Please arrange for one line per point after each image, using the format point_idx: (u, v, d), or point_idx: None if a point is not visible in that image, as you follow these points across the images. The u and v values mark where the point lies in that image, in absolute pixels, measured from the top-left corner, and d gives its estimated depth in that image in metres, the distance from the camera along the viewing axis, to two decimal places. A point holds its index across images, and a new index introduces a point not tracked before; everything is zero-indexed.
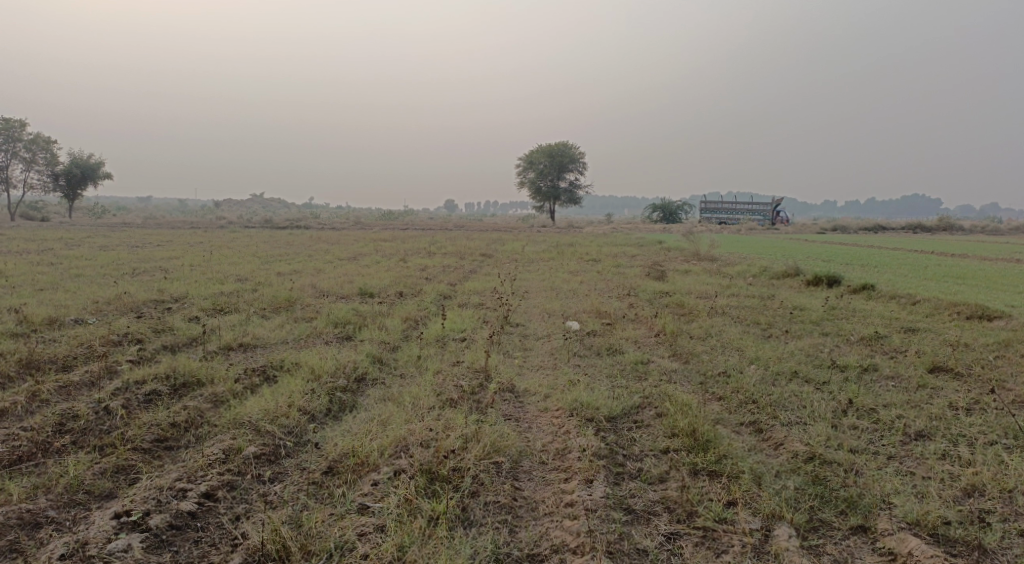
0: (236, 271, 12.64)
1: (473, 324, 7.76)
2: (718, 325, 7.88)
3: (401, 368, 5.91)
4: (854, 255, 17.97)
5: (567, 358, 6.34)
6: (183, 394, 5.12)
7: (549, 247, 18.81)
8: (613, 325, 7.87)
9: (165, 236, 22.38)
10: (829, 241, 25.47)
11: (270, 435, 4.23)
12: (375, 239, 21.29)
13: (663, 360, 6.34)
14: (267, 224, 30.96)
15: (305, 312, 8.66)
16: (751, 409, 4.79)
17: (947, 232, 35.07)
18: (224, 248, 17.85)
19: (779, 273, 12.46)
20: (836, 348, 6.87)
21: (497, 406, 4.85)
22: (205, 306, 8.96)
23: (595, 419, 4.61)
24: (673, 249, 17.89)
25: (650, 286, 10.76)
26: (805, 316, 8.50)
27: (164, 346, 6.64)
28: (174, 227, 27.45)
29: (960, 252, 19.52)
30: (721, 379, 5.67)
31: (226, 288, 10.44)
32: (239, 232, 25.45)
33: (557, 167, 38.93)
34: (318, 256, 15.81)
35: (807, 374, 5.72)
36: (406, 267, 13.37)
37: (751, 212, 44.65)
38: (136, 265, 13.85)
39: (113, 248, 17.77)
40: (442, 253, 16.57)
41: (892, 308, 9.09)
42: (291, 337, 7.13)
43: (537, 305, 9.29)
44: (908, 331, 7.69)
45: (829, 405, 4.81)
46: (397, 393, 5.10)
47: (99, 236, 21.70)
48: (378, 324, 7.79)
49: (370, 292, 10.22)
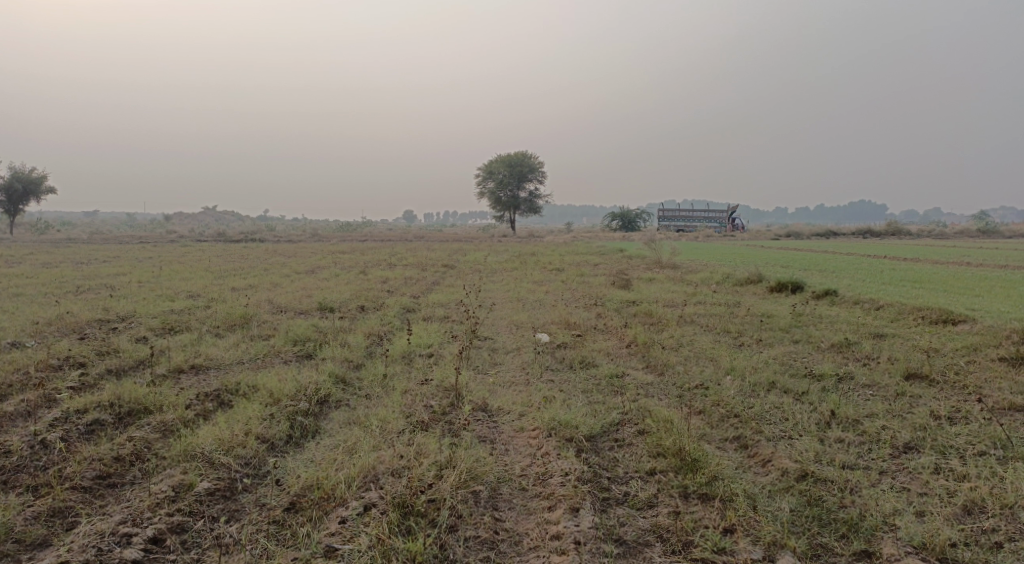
0: (187, 287, 12.06)
1: (439, 339, 7.47)
2: (689, 335, 7.77)
3: (367, 389, 5.59)
4: (811, 261, 18.24)
5: (540, 373, 6.11)
6: (128, 423, 4.71)
7: (512, 257, 18.63)
8: (583, 337, 7.68)
9: (112, 251, 21.46)
10: (785, 246, 25.96)
11: (226, 469, 3.88)
12: (334, 251, 20.76)
13: (638, 373, 6.16)
14: (221, 238, 30.01)
15: (262, 329, 8.24)
16: (734, 424, 4.64)
17: (895, 236, 36.12)
18: (176, 263, 17.15)
19: (742, 279, 12.49)
20: (810, 356, 6.81)
21: (470, 427, 4.59)
22: (154, 325, 8.45)
23: (575, 439, 4.39)
24: (636, 258, 17.88)
25: (617, 295, 10.64)
26: (774, 323, 8.46)
27: (109, 370, 6.17)
28: (122, 242, 26.28)
29: (910, 256, 20.05)
30: (699, 392, 5.52)
31: (177, 305, 9.91)
32: (191, 246, 24.61)
33: (518, 177, 38.86)
34: (275, 269, 15.30)
35: (785, 384, 5.62)
36: (366, 279, 12.98)
37: (708, 220, 45.36)
38: (80, 282, 13.11)
39: (56, 265, 16.91)
40: (404, 265, 16.22)
41: (856, 313, 9.15)
42: (247, 357, 6.72)
43: (504, 316, 9.05)
44: (876, 337, 7.70)
45: (812, 417, 4.71)
46: (363, 416, 4.79)
47: (41, 252, 20.61)
48: (340, 341, 7.43)
49: (331, 307, 9.82)
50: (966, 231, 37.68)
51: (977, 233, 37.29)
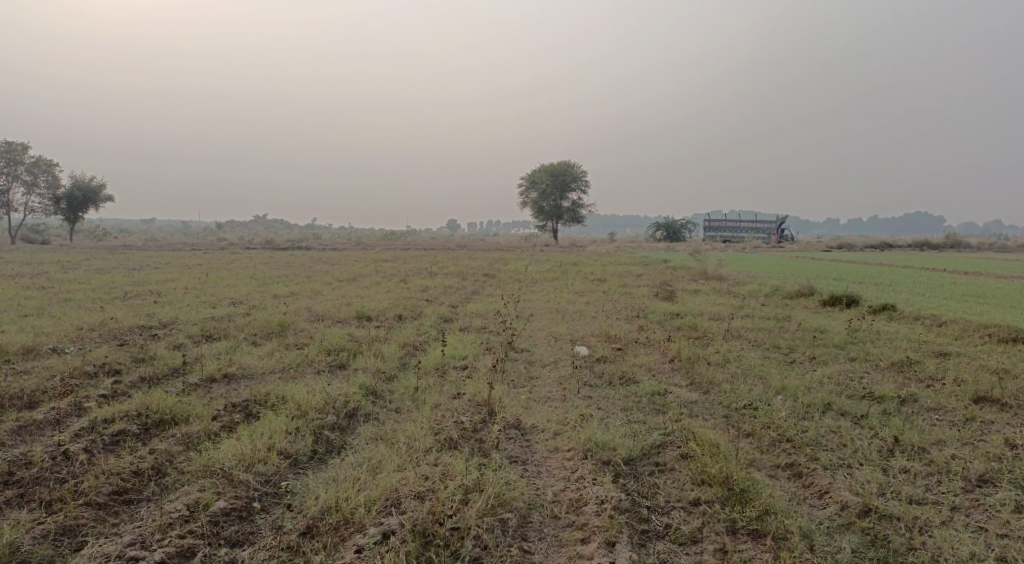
0: (230, 294, 12.17)
1: (475, 350, 7.26)
2: (736, 350, 7.36)
3: (397, 402, 5.41)
4: (865, 274, 17.44)
5: (577, 389, 5.82)
6: (154, 434, 4.63)
7: (553, 267, 18.36)
8: (624, 350, 7.36)
9: (164, 258, 22.03)
10: (837, 258, 25.01)
11: (244, 486, 3.74)
12: (376, 259, 20.87)
13: (681, 390, 5.82)
14: (268, 245, 30.60)
15: (298, 338, 8.18)
16: (787, 449, 4.27)
17: (954, 249, 34.53)
18: (222, 270, 17.44)
19: (792, 292, 11.95)
20: (868, 376, 6.34)
21: (501, 446, 4.35)
22: (193, 332, 8.47)
23: (612, 462, 4.10)
24: (680, 269, 17.40)
25: (660, 307, 10.27)
26: (827, 339, 7.98)
27: (142, 378, 6.15)
28: (174, 249, 26.98)
29: (972, 270, 19.02)
30: (748, 413, 5.15)
31: (218, 313, 9.96)
32: (240, 253, 25.10)
33: (560, 186, 38.56)
34: (317, 277, 15.38)
35: (842, 407, 5.21)
36: (406, 288, 12.89)
37: (755, 230, 44.23)
38: (129, 288, 13.40)
39: (109, 271, 17.39)
40: (444, 274, 16.10)
41: (917, 330, 8.58)
42: (279, 367, 6.63)
43: (542, 328, 8.79)
44: (940, 356, 7.16)
45: (873, 443, 4.31)
46: (390, 432, 4.60)
47: (97, 259, 21.26)
48: (374, 351, 7.30)
49: (368, 316, 9.73)
50: None
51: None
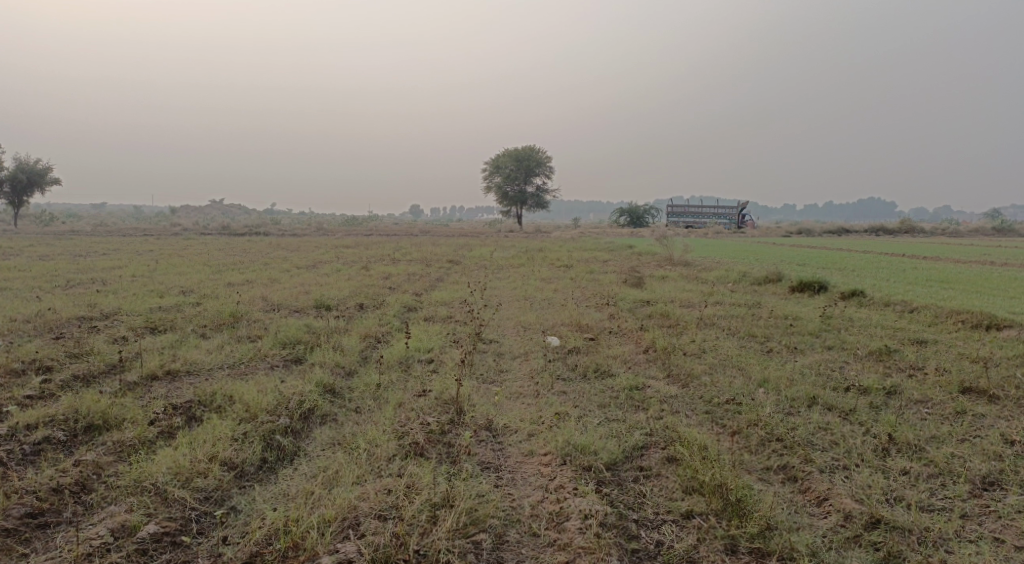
0: (181, 282, 11.50)
1: (440, 342, 6.85)
2: (712, 340, 7.10)
3: (357, 401, 4.99)
4: (828, 259, 17.51)
5: (551, 384, 5.47)
6: (82, 442, 4.12)
7: (518, 252, 18.01)
8: (597, 341, 7.04)
9: (113, 243, 20.96)
10: (799, 243, 25.21)
11: (180, 506, 3.31)
12: (338, 246, 20.19)
13: (660, 384, 5.52)
14: (224, 231, 29.54)
15: (251, 329, 7.64)
16: (777, 450, 4.01)
17: (908, 234, 35.39)
18: (174, 256, 16.62)
19: (760, 278, 11.81)
20: (848, 366, 6.14)
21: (471, 451, 3.98)
22: (138, 324, 7.86)
23: (594, 469, 3.77)
24: (647, 254, 17.22)
25: (630, 294, 9.99)
26: (802, 327, 7.79)
27: (75, 376, 5.58)
28: (125, 235, 25.71)
29: (928, 254, 19.32)
30: (731, 409, 4.87)
31: (166, 302, 9.32)
32: (194, 239, 24.07)
33: (525, 171, 38.10)
34: (274, 264, 14.72)
35: (828, 401, 4.98)
36: (367, 276, 12.35)
37: (718, 216, 44.55)
38: (71, 276, 12.56)
39: (53, 257, 16.40)
40: (407, 260, 15.58)
41: (889, 316, 8.49)
42: (229, 362, 6.12)
43: (510, 317, 8.43)
44: (916, 344, 7.03)
45: (867, 443, 4.09)
46: (348, 436, 4.18)
47: (41, 245, 20.07)
48: (332, 344, 6.83)
49: (327, 306, 9.22)
50: (981, 229, 36.72)
51: (991, 230, 36.36)
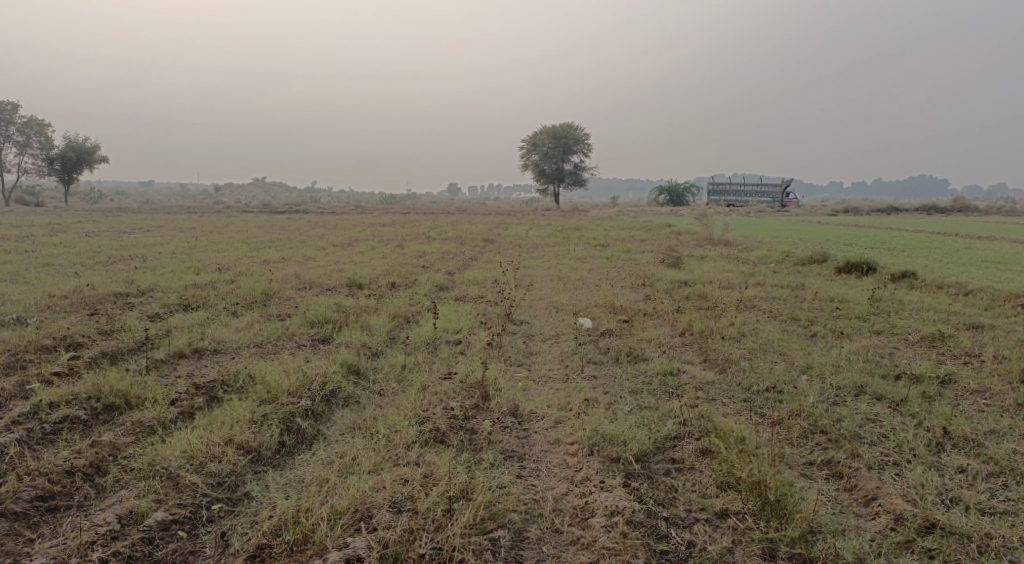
0: (218, 260, 11.59)
1: (469, 323, 6.69)
2: (752, 323, 6.78)
3: (381, 383, 4.87)
4: (877, 238, 16.78)
5: (581, 368, 5.27)
6: (103, 422, 4.12)
7: (554, 231, 17.72)
8: (631, 323, 6.80)
9: (156, 221, 21.37)
10: (845, 223, 24.29)
11: (191, 492, 3.27)
12: (374, 223, 20.22)
13: (696, 369, 5.27)
14: (265, 209, 29.88)
15: (281, 307, 7.60)
16: (821, 443, 3.74)
17: (961, 212, 33.87)
18: (215, 234, 16.83)
19: (804, 258, 11.33)
20: (898, 352, 5.77)
21: (494, 438, 3.81)
22: (171, 301, 7.90)
23: (622, 460, 3.57)
24: (685, 233, 16.75)
25: (667, 274, 9.67)
26: (848, 309, 7.39)
27: (104, 354, 5.61)
28: (168, 212, 26.25)
29: (984, 234, 18.34)
30: (772, 398, 4.60)
31: (201, 279, 9.37)
32: (234, 216, 24.39)
33: (562, 149, 37.56)
34: (310, 242, 14.77)
35: (877, 390, 4.66)
36: (400, 254, 12.26)
37: (761, 194, 43.29)
38: (114, 253, 12.79)
39: (99, 234, 16.77)
40: (442, 239, 15.46)
41: (943, 299, 8.01)
42: (256, 341, 6.07)
43: (542, 297, 8.23)
44: (973, 329, 6.60)
45: (919, 437, 3.79)
46: (369, 420, 4.06)
47: (90, 221, 20.61)
48: (360, 323, 6.73)
49: (358, 284, 9.15)
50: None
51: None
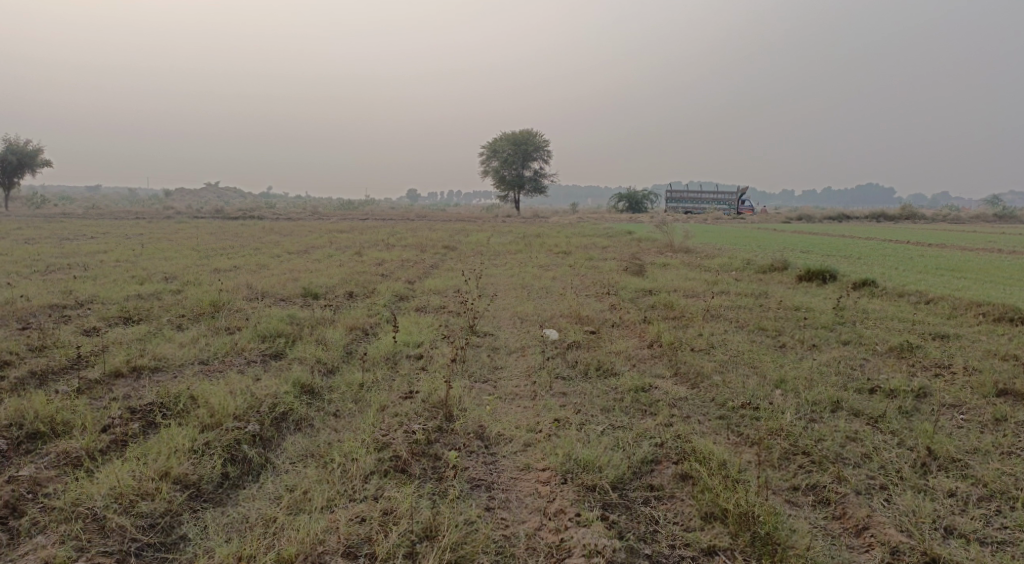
0: (164, 268, 11.00)
1: (431, 336, 6.38)
2: (720, 334, 6.64)
3: (337, 403, 4.53)
4: (832, 246, 17.03)
5: (549, 384, 5.02)
6: (24, 454, 3.69)
7: (516, 238, 17.50)
8: (598, 334, 6.59)
9: (102, 227, 20.39)
10: (799, 231, 24.71)
11: (118, 536, 3.00)
12: (332, 230, 19.67)
13: (668, 383, 5.07)
14: (218, 215, 28.96)
15: (230, 320, 7.16)
16: (804, 466, 3.61)
17: (908, 220, 34.95)
18: (163, 240, 16.11)
19: (766, 266, 11.33)
20: (869, 364, 5.70)
21: (459, 466, 3.55)
22: (112, 314, 7.38)
23: (599, 489, 3.38)
24: (646, 241, 16.71)
25: (632, 283, 9.52)
26: (815, 319, 7.33)
27: (31, 374, 5.13)
28: (115, 218, 25.20)
29: (933, 242, 18.81)
30: (748, 416, 4.43)
31: (145, 290, 8.82)
32: (185, 222, 23.49)
33: (523, 155, 37.45)
34: (264, 249, 14.21)
35: (854, 405, 4.54)
36: (359, 262, 11.86)
37: (717, 202, 43.93)
38: (52, 261, 12.05)
39: (38, 241, 15.87)
40: (402, 246, 15.07)
41: (905, 308, 8.04)
42: (202, 357, 5.64)
43: (506, 307, 7.97)
44: (937, 339, 6.59)
45: (904, 457, 3.67)
46: (323, 446, 3.74)
47: (30, 227, 19.51)
48: (315, 337, 6.36)
49: (314, 294, 8.75)
50: (983, 215, 36.23)
51: (993, 216, 35.85)
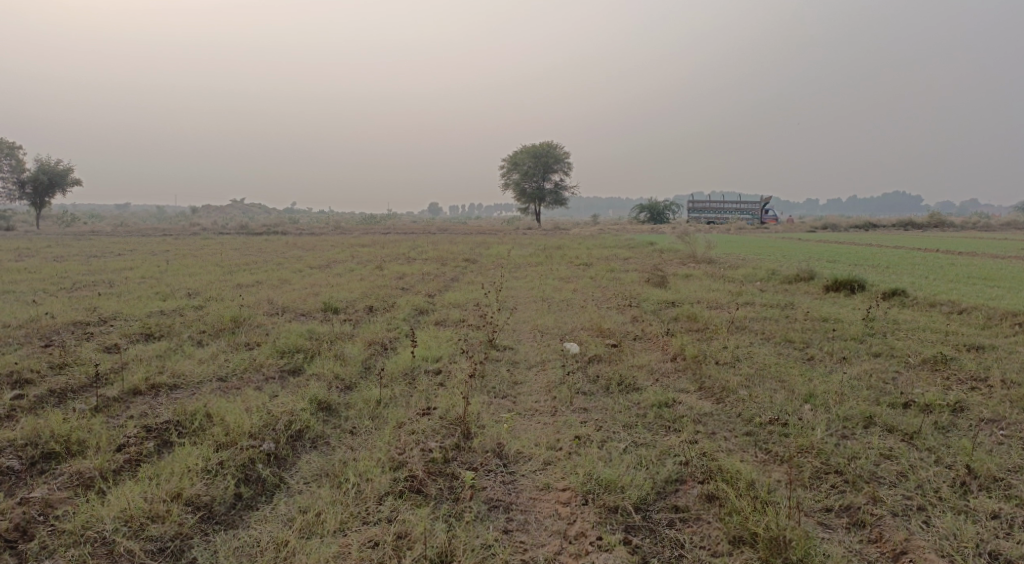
0: (187, 284, 11.09)
1: (450, 350, 6.29)
2: (745, 346, 6.47)
3: (354, 420, 4.46)
4: (859, 255, 16.67)
5: (570, 400, 4.89)
6: (39, 474, 3.68)
7: (536, 250, 17.40)
8: (620, 347, 6.45)
9: (129, 244, 20.72)
10: (825, 240, 24.27)
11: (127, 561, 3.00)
12: (353, 244, 19.78)
13: (692, 398, 4.92)
14: (242, 231, 29.30)
15: (250, 335, 7.15)
16: (837, 485, 3.45)
17: (937, 228, 34.20)
18: (188, 256, 16.30)
19: (791, 276, 11.09)
20: (902, 377, 5.49)
21: (476, 486, 3.45)
22: (134, 330, 7.42)
23: (621, 510, 3.26)
24: (668, 252, 16.51)
25: (654, 294, 9.36)
26: (843, 330, 7.11)
27: (52, 392, 5.15)
28: (142, 235, 25.60)
29: (964, 250, 18.33)
30: (776, 432, 4.26)
31: (167, 306, 8.88)
32: (210, 238, 23.79)
33: (543, 168, 37.45)
34: (286, 264, 14.28)
35: (887, 421, 4.36)
36: (379, 276, 11.86)
37: (740, 211, 43.46)
38: (79, 278, 12.21)
39: (67, 258, 16.15)
40: (422, 259, 15.06)
41: (937, 318, 7.77)
42: (220, 374, 5.62)
43: (526, 320, 7.87)
44: (973, 350, 6.34)
45: (943, 476, 3.49)
46: (338, 465, 3.67)
47: (60, 245, 19.88)
48: (333, 352, 6.31)
49: (334, 308, 8.73)
50: (1015, 222, 35.34)
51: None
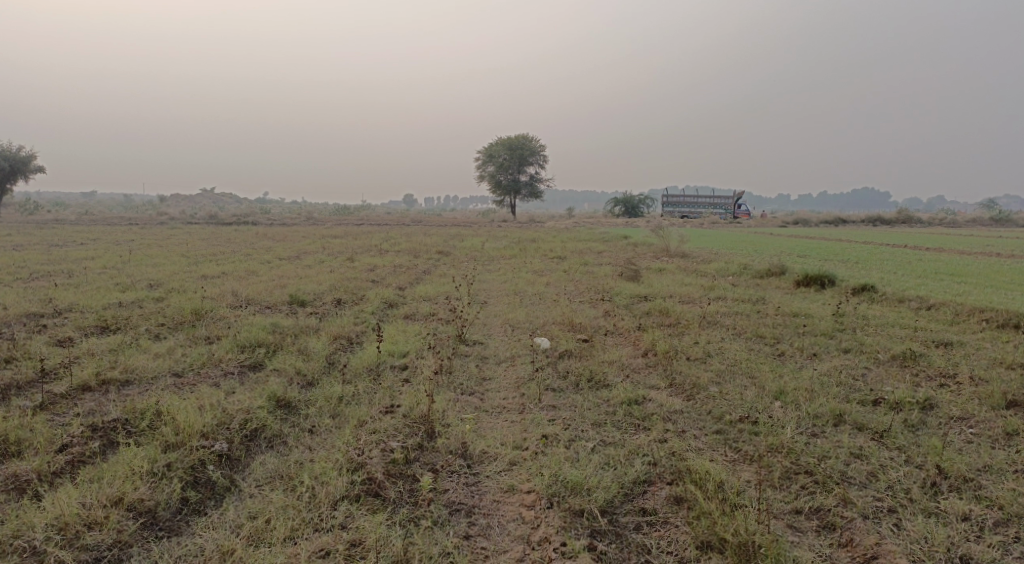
0: (149, 275, 10.73)
1: (418, 345, 6.13)
2: (717, 342, 6.42)
3: (314, 419, 4.29)
4: (830, 250, 16.83)
5: (538, 397, 4.78)
6: None
7: (510, 243, 17.27)
8: (591, 342, 6.36)
9: (93, 233, 20.10)
10: (796, 235, 24.52)
11: None
12: (325, 236, 19.43)
13: (663, 396, 4.83)
14: (212, 220, 28.66)
15: (211, 329, 6.91)
16: (807, 486, 3.39)
17: (905, 224, 34.81)
18: (153, 246, 15.83)
19: (763, 271, 11.11)
20: (871, 374, 5.47)
21: (438, 489, 3.32)
22: (89, 323, 7.12)
23: (587, 514, 3.16)
24: (642, 245, 16.50)
25: (627, 288, 9.28)
26: (814, 326, 7.11)
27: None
28: (107, 224, 24.91)
29: (931, 246, 18.62)
30: (747, 430, 4.19)
31: (127, 298, 8.56)
32: (178, 228, 23.21)
33: (519, 160, 37.26)
34: (255, 255, 13.95)
35: (857, 419, 4.31)
36: (349, 268, 11.63)
37: (713, 206, 43.78)
38: (36, 268, 11.77)
39: (25, 247, 15.58)
40: (395, 251, 14.83)
41: (906, 314, 7.81)
42: (176, 369, 5.39)
43: (497, 314, 7.74)
44: (940, 347, 6.37)
45: (913, 477, 3.45)
46: (293, 467, 3.50)
47: (20, 233, 19.20)
48: (297, 346, 6.11)
49: (301, 301, 8.50)
50: (979, 219, 36.14)
51: (989, 220, 35.76)
